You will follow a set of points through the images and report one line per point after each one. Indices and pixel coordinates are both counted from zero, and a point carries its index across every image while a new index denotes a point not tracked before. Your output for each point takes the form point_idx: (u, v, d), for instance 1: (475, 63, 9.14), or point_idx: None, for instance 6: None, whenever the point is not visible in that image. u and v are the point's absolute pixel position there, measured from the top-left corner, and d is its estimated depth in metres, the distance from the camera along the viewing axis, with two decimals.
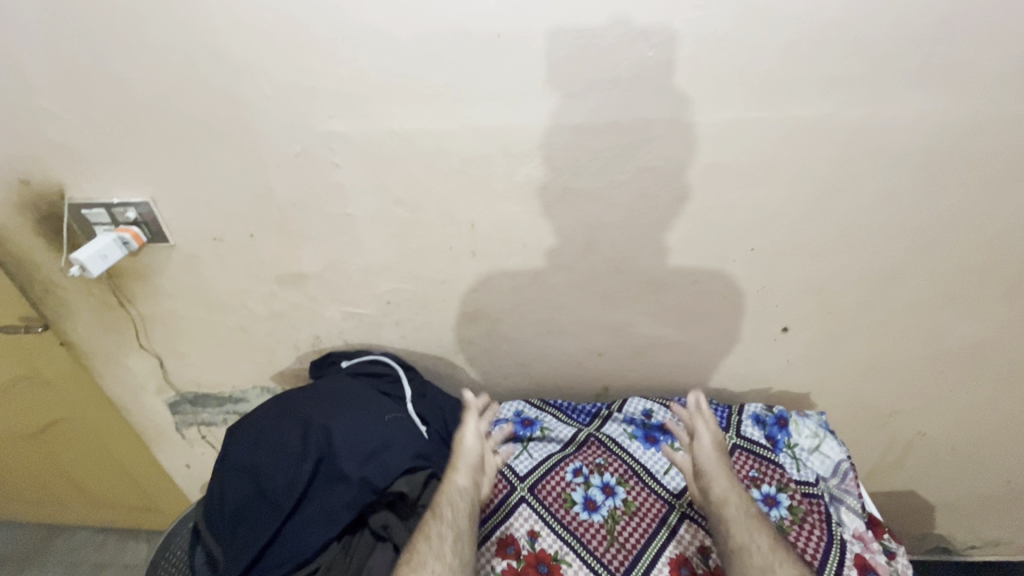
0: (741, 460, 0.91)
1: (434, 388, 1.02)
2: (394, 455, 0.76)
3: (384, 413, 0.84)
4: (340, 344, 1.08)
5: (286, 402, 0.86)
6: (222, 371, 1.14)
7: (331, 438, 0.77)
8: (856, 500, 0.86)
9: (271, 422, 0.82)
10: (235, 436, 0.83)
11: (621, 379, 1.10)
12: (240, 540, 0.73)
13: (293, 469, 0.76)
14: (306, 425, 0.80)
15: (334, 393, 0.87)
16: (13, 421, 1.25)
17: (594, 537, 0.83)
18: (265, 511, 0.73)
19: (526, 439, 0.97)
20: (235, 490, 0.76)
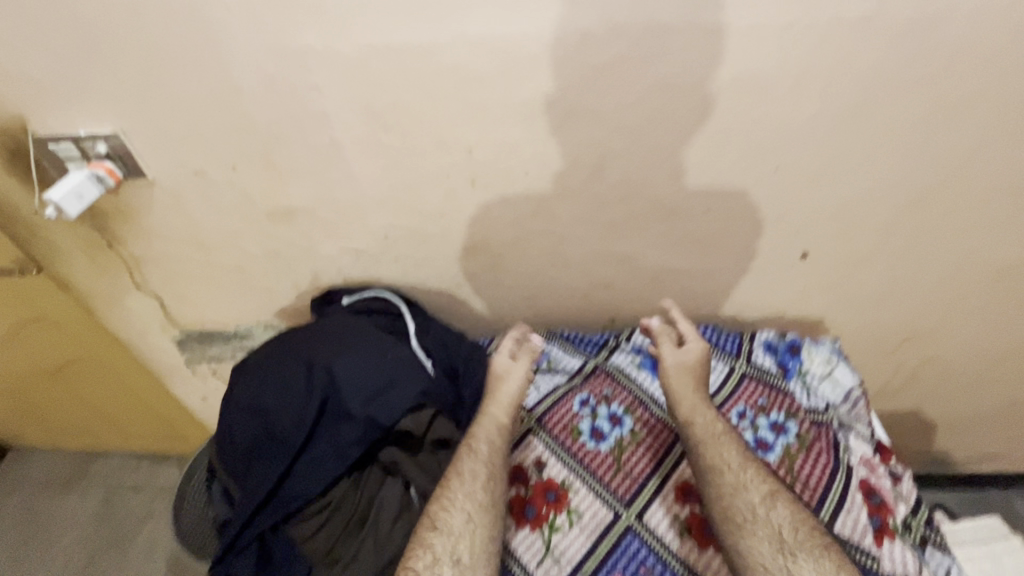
0: (750, 388, 0.91)
1: (438, 322, 1.00)
2: (398, 395, 0.76)
3: (388, 350, 0.82)
4: (339, 281, 1.04)
5: (288, 343, 0.84)
6: (223, 309, 1.13)
7: (335, 378, 0.76)
8: (865, 426, 0.85)
9: (274, 362, 0.81)
10: (240, 377, 0.82)
11: (629, 311, 1.07)
12: (253, 478, 0.73)
13: (298, 410, 0.75)
14: (310, 366, 0.79)
15: (337, 332, 0.85)
16: (31, 357, 1.30)
17: (600, 465, 0.84)
18: (275, 450, 0.74)
19: (532, 372, 0.97)
20: (245, 430, 0.76)
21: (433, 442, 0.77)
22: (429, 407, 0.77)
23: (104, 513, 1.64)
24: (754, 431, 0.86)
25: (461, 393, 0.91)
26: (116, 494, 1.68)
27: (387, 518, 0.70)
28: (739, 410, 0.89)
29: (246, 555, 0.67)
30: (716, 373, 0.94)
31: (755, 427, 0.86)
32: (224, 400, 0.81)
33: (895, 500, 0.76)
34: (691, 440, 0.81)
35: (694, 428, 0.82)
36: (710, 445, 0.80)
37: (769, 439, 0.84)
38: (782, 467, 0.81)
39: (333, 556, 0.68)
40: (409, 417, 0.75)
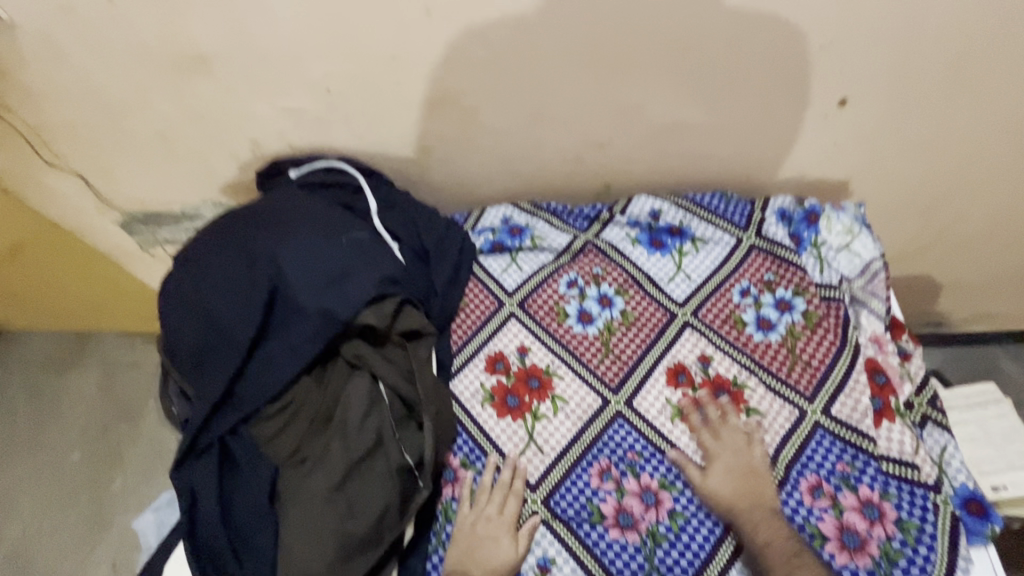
0: (757, 263, 0.82)
1: (405, 195, 0.86)
2: (355, 284, 0.66)
3: (342, 236, 0.71)
4: (284, 149, 0.87)
5: (226, 228, 0.72)
6: (159, 186, 0.97)
7: (281, 270, 0.67)
8: (881, 303, 0.77)
9: (213, 252, 0.71)
10: (176, 269, 0.72)
11: (627, 177, 0.91)
12: (205, 379, 0.66)
13: (243, 304, 0.66)
14: (252, 256, 0.69)
15: (283, 215, 0.73)
16: None
17: (587, 349, 0.78)
18: (224, 348, 0.66)
19: (515, 250, 0.86)
20: (189, 327, 0.68)
21: (401, 334, 0.69)
22: (393, 297, 0.67)
23: (106, 387, 1.63)
24: (757, 309, 0.78)
25: (435, 278, 0.81)
26: (113, 371, 1.65)
27: (354, 416, 0.64)
28: (742, 288, 0.80)
29: (205, 459, 0.62)
30: (720, 247, 0.84)
31: (758, 305, 0.78)
32: (162, 295, 0.71)
33: (899, 380, 0.72)
34: (714, 502, 0.66)
35: (717, 488, 0.66)
36: (744, 488, 0.65)
37: (772, 318, 0.77)
38: (783, 347, 0.75)
39: (298, 456, 0.63)
40: (368, 309, 0.65)
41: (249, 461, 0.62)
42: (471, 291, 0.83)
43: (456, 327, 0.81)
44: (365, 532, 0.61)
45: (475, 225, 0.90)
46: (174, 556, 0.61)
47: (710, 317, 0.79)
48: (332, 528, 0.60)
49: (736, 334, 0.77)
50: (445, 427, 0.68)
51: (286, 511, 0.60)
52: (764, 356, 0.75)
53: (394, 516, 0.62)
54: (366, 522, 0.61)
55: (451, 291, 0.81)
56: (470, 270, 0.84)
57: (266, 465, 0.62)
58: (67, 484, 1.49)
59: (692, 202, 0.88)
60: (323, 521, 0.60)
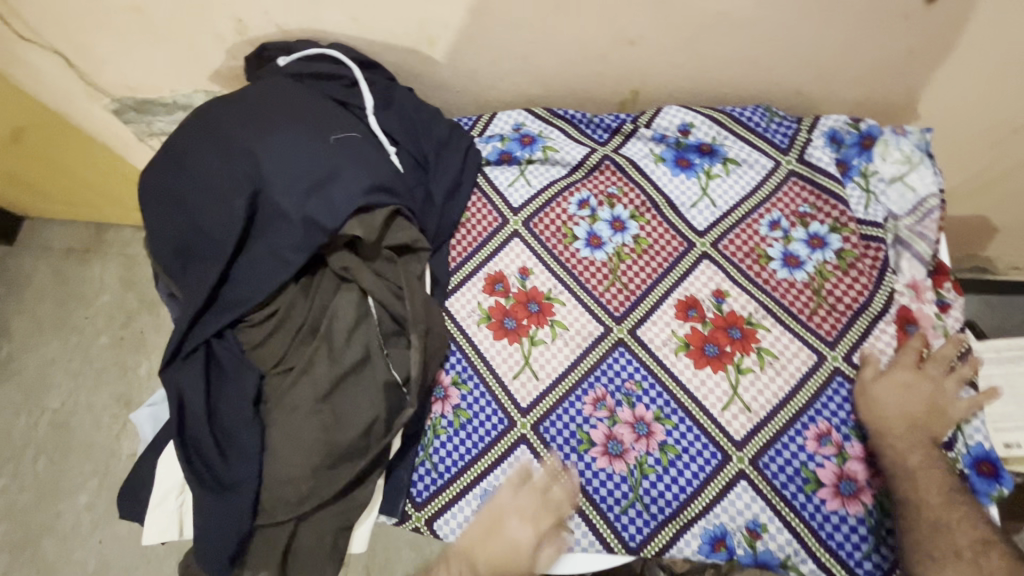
0: (793, 192, 0.72)
1: (405, 91, 0.77)
2: (341, 189, 0.60)
3: (332, 136, 0.65)
4: (272, 33, 0.78)
5: (206, 121, 0.66)
6: (143, 69, 0.89)
7: (262, 170, 0.61)
8: (927, 246, 0.68)
9: (191, 145, 0.65)
10: (155, 163, 0.67)
11: (658, 82, 0.79)
12: (189, 282, 0.64)
13: (223, 205, 0.62)
14: (231, 152, 0.63)
15: (268, 111, 0.66)
16: None
17: (593, 275, 0.73)
18: (206, 252, 0.63)
19: (524, 162, 0.79)
20: (170, 226, 0.65)
21: (391, 248, 0.64)
22: (383, 208, 0.61)
23: (128, 279, 1.66)
24: (785, 244, 0.71)
25: (434, 187, 0.74)
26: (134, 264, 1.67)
27: (341, 328, 0.62)
28: (772, 220, 0.72)
29: (190, 362, 0.61)
30: (755, 172, 0.74)
31: (787, 240, 0.71)
32: (141, 190, 0.67)
33: (931, 331, 0.65)
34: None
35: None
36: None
37: (802, 255, 0.70)
38: (808, 288, 0.68)
39: (286, 365, 0.62)
40: (355, 220, 0.60)
41: (234, 366, 0.61)
42: (474, 205, 0.77)
43: (456, 243, 0.76)
44: (351, 442, 0.61)
45: (483, 133, 0.81)
46: (167, 452, 0.62)
47: (731, 250, 0.72)
48: (318, 436, 0.60)
49: (758, 270, 0.70)
50: (437, 345, 0.66)
51: (274, 416, 0.60)
52: (786, 296, 0.69)
53: (381, 430, 0.62)
54: (352, 433, 0.61)
55: (451, 204, 0.75)
56: (474, 182, 0.77)
57: (252, 372, 0.61)
58: (97, 364, 1.57)
59: (729, 116, 0.77)
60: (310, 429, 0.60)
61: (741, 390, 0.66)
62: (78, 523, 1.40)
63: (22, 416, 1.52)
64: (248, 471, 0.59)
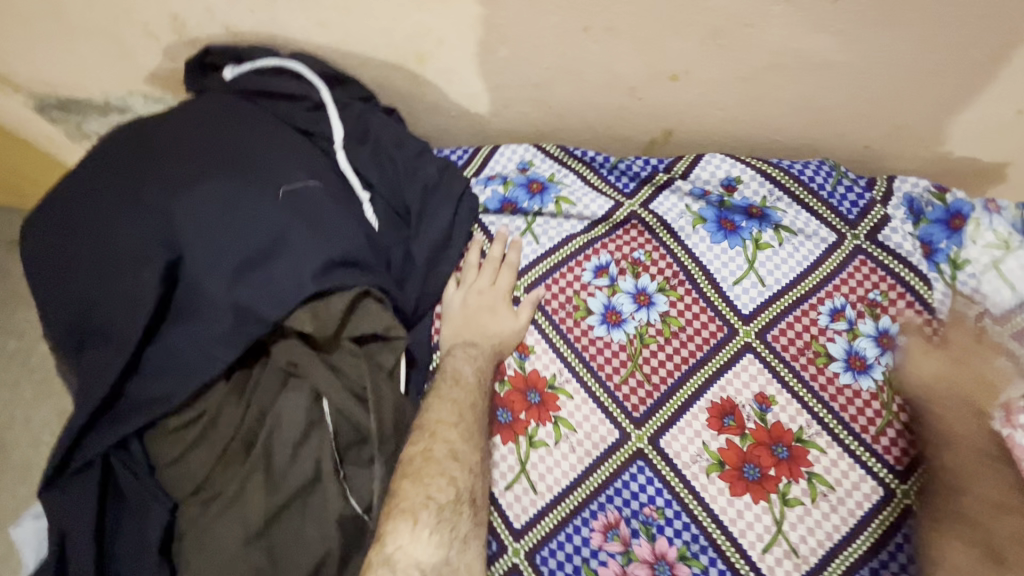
0: (860, 274, 0.59)
1: (382, 117, 0.61)
2: (289, 268, 0.46)
3: (283, 187, 0.50)
4: (221, 34, 0.61)
5: (120, 156, 0.51)
6: (67, 64, 0.72)
7: (187, 232, 0.46)
8: None
9: (97, 188, 0.50)
10: (50, 206, 0.51)
11: (697, 124, 0.64)
12: (82, 372, 0.48)
13: (128, 276, 0.46)
14: (147, 205, 0.48)
15: (202, 145, 0.51)
16: None
17: (608, 362, 0.59)
18: (106, 336, 0.47)
19: (531, 214, 0.64)
20: (62, 293, 0.49)
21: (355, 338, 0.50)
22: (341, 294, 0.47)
23: None
24: (850, 340, 0.58)
25: (415, 245, 0.59)
26: None
27: (282, 444, 0.47)
28: (833, 308, 0.59)
29: (79, 485, 0.46)
30: (813, 245, 0.61)
31: (851, 334, 0.58)
32: (30, 240, 0.51)
33: None
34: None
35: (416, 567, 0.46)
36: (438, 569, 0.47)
37: (868, 356, 0.57)
38: (875, 400, 0.56)
39: (207, 492, 0.47)
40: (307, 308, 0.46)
41: (136, 491, 0.46)
42: (467, 264, 0.63)
43: (443, 310, 0.62)
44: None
45: (480, 172, 0.67)
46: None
47: (781, 342, 0.59)
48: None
49: (814, 371, 0.57)
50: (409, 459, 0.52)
51: (186, 563, 0.45)
52: (846, 407, 0.56)
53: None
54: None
55: (437, 266, 0.61)
56: (466, 239, 0.63)
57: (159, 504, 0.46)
58: None
59: (786, 172, 0.63)
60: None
61: (787, 526, 0.53)
62: None
63: None
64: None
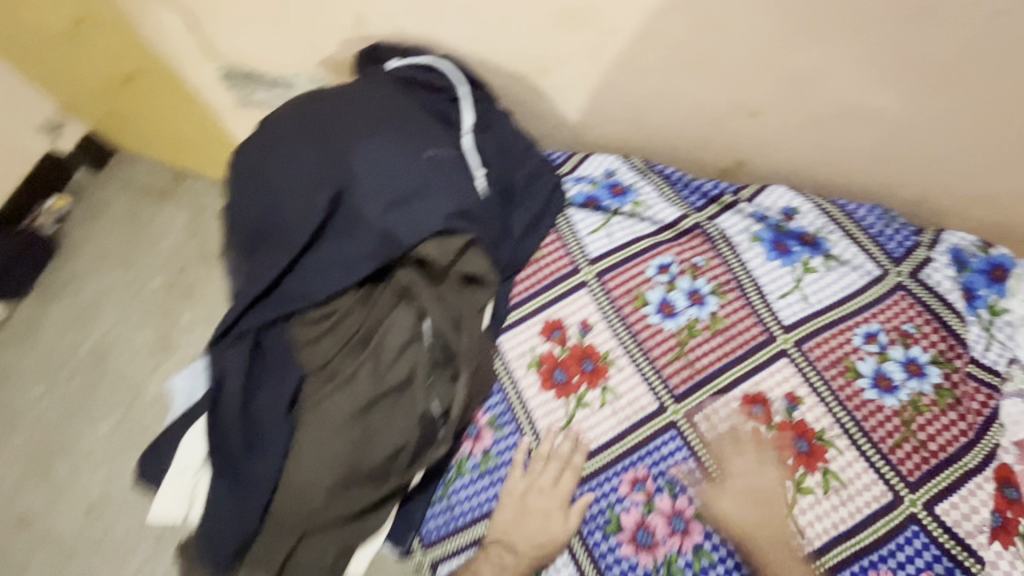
0: (897, 307, 0.66)
1: (503, 115, 0.76)
2: (425, 210, 0.59)
3: (425, 151, 0.63)
4: (389, 34, 0.78)
5: (308, 110, 0.66)
6: (258, 44, 0.91)
7: (354, 172, 0.61)
8: None
9: (289, 131, 0.65)
10: (250, 142, 0.67)
11: (768, 157, 0.75)
12: (254, 265, 0.63)
13: (307, 197, 0.62)
14: (326, 148, 0.63)
15: (369, 111, 0.66)
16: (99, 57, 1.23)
17: (658, 345, 0.68)
18: (278, 239, 0.62)
19: (610, 212, 0.75)
20: (252, 204, 0.65)
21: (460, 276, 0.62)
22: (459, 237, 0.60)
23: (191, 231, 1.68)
24: (879, 361, 0.64)
25: (513, 218, 0.72)
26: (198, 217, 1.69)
27: (391, 347, 0.60)
28: (868, 332, 0.66)
29: (237, 346, 0.60)
30: (858, 276, 0.68)
31: (882, 357, 0.65)
32: (232, 164, 0.68)
33: None
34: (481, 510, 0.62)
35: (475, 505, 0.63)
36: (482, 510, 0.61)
37: (896, 379, 0.64)
38: (897, 418, 0.62)
39: (326, 371, 0.60)
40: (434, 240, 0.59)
41: (276, 360, 0.60)
42: (549, 244, 0.74)
43: (522, 278, 0.73)
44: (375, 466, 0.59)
45: (573, 171, 0.79)
46: (197, 426, 0.62)
47: (816, 354, 0.66)
48: (342, 456, 0.57)
49: (843, 384, 0.64)
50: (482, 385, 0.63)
51: (302, 422, 0.58)
52: (868, 420, 0.62)
53: (408, 459, 0.60)
54: (376, 458, 0.58)
55: (527, 239, 0.73)
56: (553, 223, 0.75)
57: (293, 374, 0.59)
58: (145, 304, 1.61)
59: (841, 211, 0.72)
60: (336, 445, 0.57)
61: (797, 510, 0.60)
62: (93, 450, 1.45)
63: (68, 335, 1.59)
64: (267, 473, 0.57)
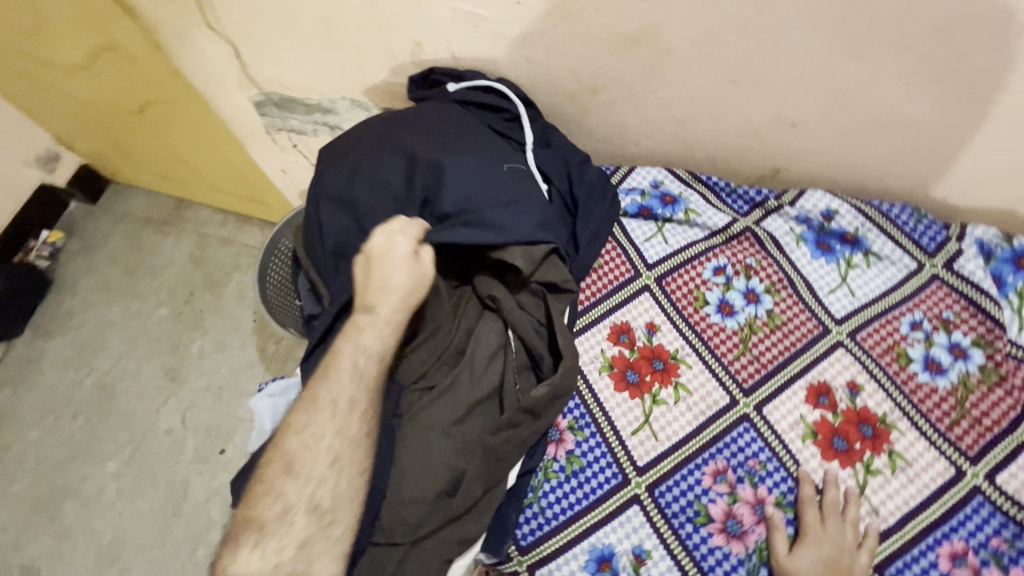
0: (936, 296, 0.72)
1: (560, 134, 0.81)
2: (513, 226, 0.63)
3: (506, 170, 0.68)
4: (444, 59, 0.82)
5: (389, 130, 0.69)
6: (302, 70, 0.93)
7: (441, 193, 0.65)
8: None
9: (373, 151, 0.68)
10: (334, 161, 0.69)
11: (805, 163, 0.81)
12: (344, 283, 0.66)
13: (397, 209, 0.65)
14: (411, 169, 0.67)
15: (448, 131, 0.70)
16: (115, 91, 1.22)
17: (723, 343, 0.72)
18: None
19: (662, 220, 0.80)
20: (337, 223, 0.67)
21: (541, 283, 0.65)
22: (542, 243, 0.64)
23: (199, 258, 1.64)
24: (927, 347, 0.70)
25: (578, 228, 0.75)
26: (205, 244, 1.66)
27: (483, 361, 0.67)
28: (913, 320, 0.71)
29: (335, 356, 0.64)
30: (897, 269, 0.74)
31: (928, 343, 0.70)
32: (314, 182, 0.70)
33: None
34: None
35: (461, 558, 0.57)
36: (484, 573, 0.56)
37: (944, 362, 0.69)
38: (950, 397, 0.67)
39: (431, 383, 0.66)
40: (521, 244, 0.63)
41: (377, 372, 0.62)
42: (608, 253, 0.78)
43: (586, 285, 0.76)
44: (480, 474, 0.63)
45: (623, 183, 0.83)
46: None
47: (869, 343, 0.71)
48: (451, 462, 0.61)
49: (897, 369, 0.69)
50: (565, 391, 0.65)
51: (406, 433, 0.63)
52: (924, 400, 0.67)
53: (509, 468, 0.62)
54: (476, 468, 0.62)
55: (590, 250, 0.75)
56: (610, 232, 0.79)
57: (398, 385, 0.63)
58: (152, 335, 1.55)
59: (878, 211, 0.77)
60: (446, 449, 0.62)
61: (869, 491, 0.64)
62: (101, 492, 1.37)
63: (69, 371, 1.52)
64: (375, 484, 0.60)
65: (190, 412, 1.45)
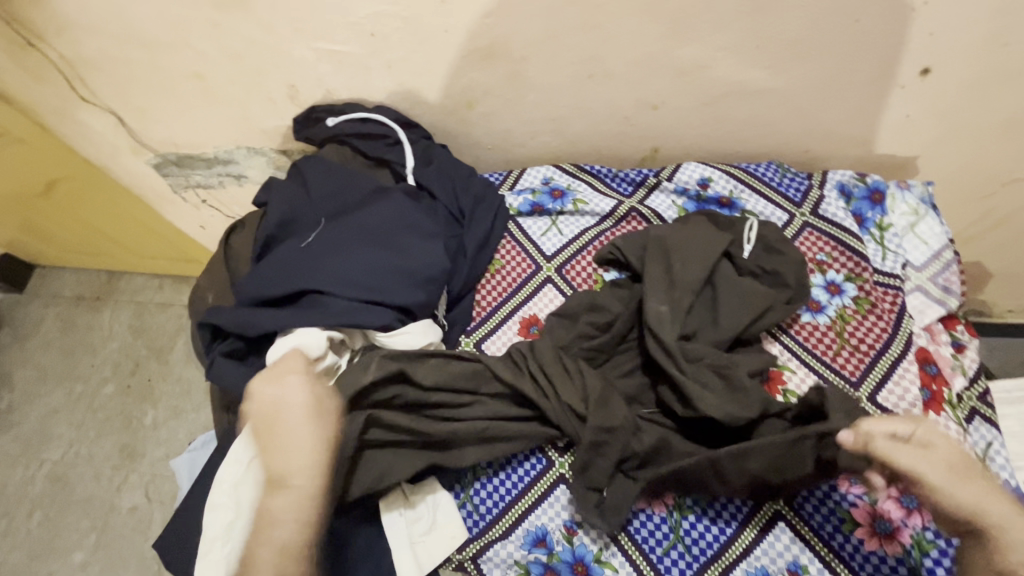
0: (810, 241, 0.78)
1: (443, 150, 0.85)
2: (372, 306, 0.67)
3: (394, 245, 0.71)
4: (322, 96, 0.84)
5: (332, 182, 0.78)
6: (191, 128, 0.94)
7: (316, 276, 0.67)
8: (956, 300, 0.76)
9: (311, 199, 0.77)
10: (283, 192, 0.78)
11: (678, 139, 0.86)
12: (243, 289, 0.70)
13: (276, 303, 0.69)
14: (299, 248, 0.70)
15: (369, 200, 0.76)
16: (14, 176, 1.21)
17: None
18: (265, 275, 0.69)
19: (555, 214, 0.84)
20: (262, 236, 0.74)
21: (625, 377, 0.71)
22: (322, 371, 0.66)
23: (137, 327, 1.61)
24: None
25: (466, 238, 0.80)
26: (142, 312, 1.62)
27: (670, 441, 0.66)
28: None
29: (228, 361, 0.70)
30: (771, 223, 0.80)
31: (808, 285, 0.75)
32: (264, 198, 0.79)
33: None
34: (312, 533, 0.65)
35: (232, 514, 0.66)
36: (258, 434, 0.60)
37: (823, 300, 0.74)
38: (831, 331, 0.72)
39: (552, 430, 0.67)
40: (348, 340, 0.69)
41: None
42: (508, 253, 0.82)
43: (491, 288, 0.80)
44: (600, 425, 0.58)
45: (515, 185, 0.88)
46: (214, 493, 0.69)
47: None
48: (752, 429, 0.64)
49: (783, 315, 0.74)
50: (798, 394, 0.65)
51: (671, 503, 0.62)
52: (810, 338, 0.72)
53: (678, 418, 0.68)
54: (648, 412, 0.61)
55: (482, 254, 0.80)
56: (505, 230, 0.84)
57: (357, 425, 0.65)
58: (100, 414, 1.51)
59: (747, 173, 0.83)
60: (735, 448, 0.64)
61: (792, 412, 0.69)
62: None
63: (19, 468, 1.47)
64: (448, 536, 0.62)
65: (153, 485, 1.42)
